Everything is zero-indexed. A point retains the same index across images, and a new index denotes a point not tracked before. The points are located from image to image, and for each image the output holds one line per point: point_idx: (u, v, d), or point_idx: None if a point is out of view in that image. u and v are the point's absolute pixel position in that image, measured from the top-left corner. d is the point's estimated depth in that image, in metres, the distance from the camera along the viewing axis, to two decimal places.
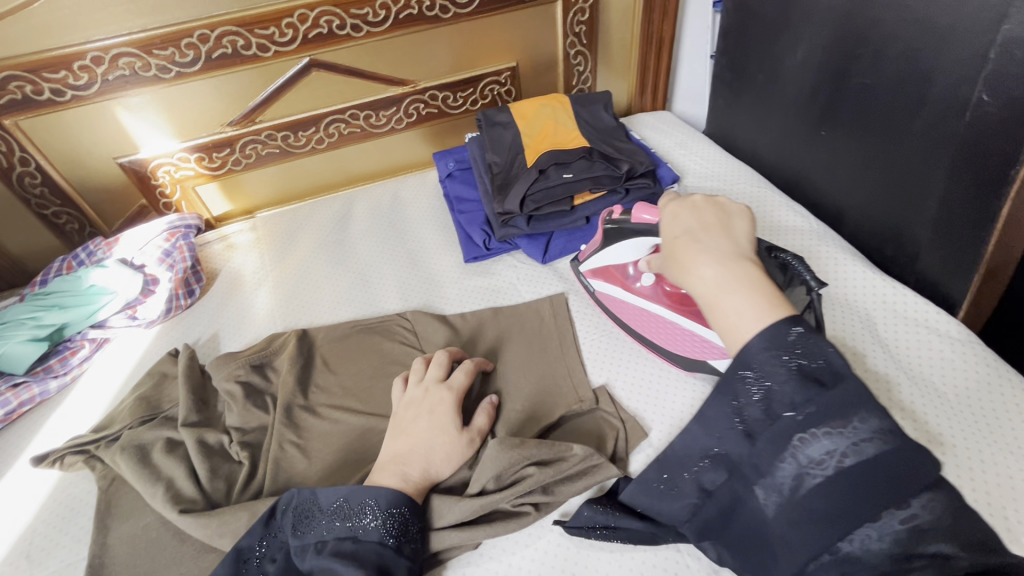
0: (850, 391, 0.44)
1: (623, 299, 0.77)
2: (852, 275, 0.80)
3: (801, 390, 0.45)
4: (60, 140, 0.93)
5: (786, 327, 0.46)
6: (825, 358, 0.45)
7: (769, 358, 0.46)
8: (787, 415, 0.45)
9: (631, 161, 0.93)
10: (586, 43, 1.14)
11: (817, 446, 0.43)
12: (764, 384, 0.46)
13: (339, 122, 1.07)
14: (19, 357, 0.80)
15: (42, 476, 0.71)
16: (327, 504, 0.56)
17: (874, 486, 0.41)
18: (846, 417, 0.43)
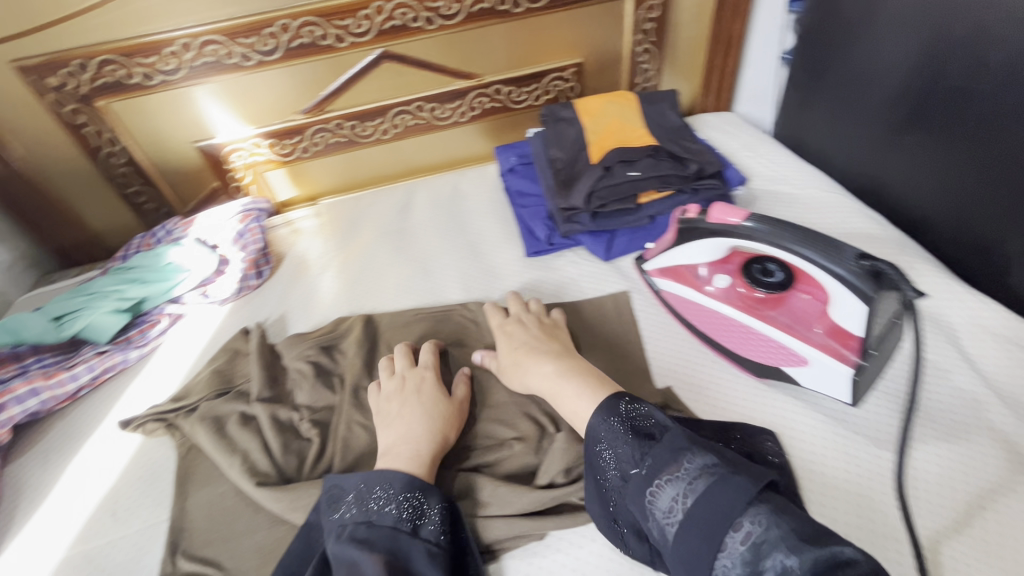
0: (671, 439, 0.52)
1: (691, 300, 0.75)
2: (937, 288, 0.76)
3: (635, 448, 0.53)
4: (145, 123, 0.97)
5: (617, 401, 0.58)
6: (652, 417, 0.55)
7: (609, 427, 0.56)
8: (635, 472, 0.51)
9: (700, 161, 0.92)
10: (654, 41, 1.13)
11: (666, 494, 0.48)
12: (612, 449, 0.54)
13: (405, 113, 1.08)
14: (104, 327, 0.84)
15: (126, 440, 0.75)
16: (347, 491, 0.57)
17: (713, 520, 0.45)
18: (673, 460, 0.50)
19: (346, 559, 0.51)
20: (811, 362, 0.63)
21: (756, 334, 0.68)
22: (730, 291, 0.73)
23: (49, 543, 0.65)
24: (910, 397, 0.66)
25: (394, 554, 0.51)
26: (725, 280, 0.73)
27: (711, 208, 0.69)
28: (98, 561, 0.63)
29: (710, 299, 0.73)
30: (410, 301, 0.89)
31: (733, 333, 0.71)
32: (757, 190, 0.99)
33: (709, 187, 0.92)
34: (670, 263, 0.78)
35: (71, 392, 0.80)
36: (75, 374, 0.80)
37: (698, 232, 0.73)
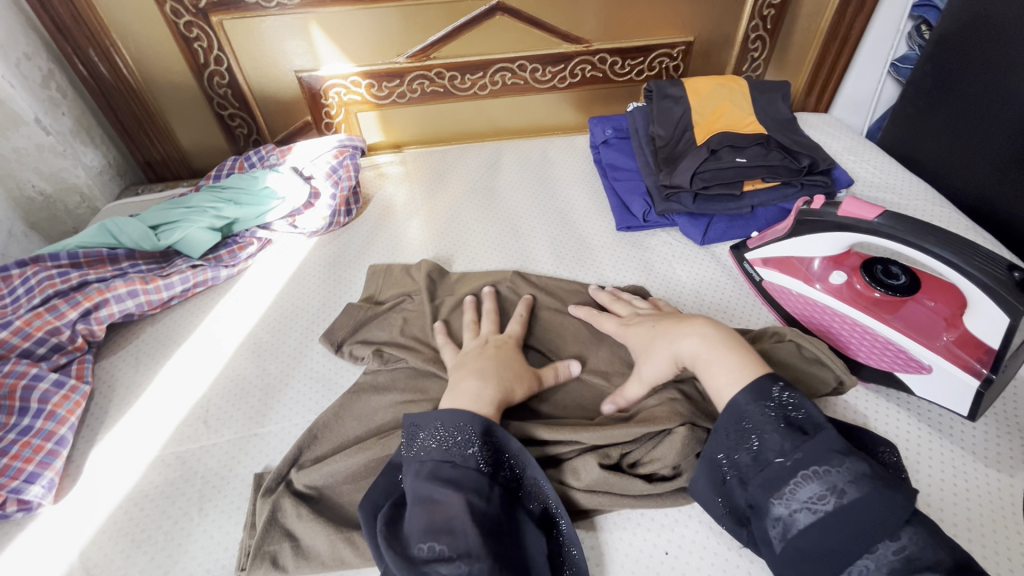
0: (827, 439, 0.49)
1: (799, 292, 0.74)
2: None
3: (789, 439, 0.50)
4: (254, 46, 0.96)
5: (770, 384, 0.54)
6: (805, 411, 0.52)
7: (757, 409, 0.52)
8: (777, 461, 0.49)
9: (813, 156, 0.89)
10: (769, 29, 1.09)
11: (811, 488, 0.47)
12: (757, 435, 0.51)
13: (506, 71, 1.07)
14: (198, 242, 0.85)
15: (217, 354, 0.76)
16: (423, 431, 0.55)
17: (859, 534, 0.45)
18: (833, 460, 0.48)
19: (424, 498, 0.50)
20: (935, 369, 0.61)
21: (871, 333, 0.67)
22: (844, 288, 0.70)
23: (144, 439, 0.67)
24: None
25: (473, 498, 0.50)
26: (841, 276, 0.71)
27: (845, 201, 0.66)
28: (190, 463, 0.64)
29: (823, 294, 0.71)
30: (498, 261, 0.88)
31: (848, 330, 0.69)
32: (860, 194, 0.96)
33: (816, 184, 0.90)
34: (778, 254, 0.76)
35: (164, 300, 0.80)
36: (171, 282, 0.80)
37: (823, 225, 0.69)
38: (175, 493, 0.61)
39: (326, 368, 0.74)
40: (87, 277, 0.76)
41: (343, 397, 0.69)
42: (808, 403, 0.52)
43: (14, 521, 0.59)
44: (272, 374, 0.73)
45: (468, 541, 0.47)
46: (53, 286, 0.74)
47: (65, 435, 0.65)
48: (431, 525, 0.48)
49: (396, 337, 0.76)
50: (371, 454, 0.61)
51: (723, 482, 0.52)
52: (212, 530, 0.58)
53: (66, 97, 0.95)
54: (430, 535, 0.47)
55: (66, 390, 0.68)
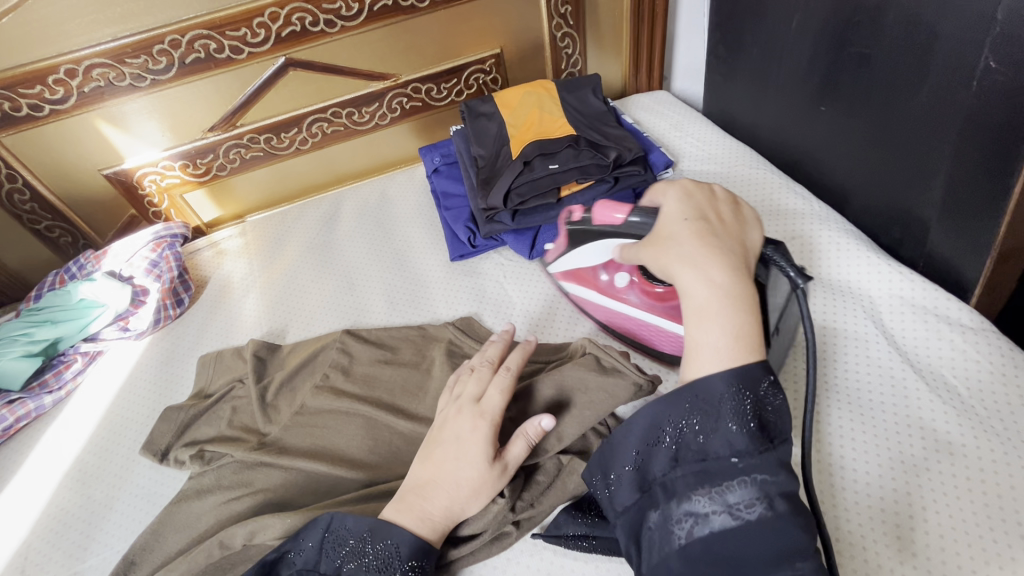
0: (787, 452, 0.44)
1: (598, 300, 0.74)
2: (855, 260, 0.77)
3: (752, 441, 0.44)
4: (44, 155, 0.93)
5: (761, 375, 0.46)
6: (780, 418, 0.45)
7: (733, 397, 0.46)
8: (728, 459, 0.44)
9: (618, 148, 0.88)
10: (574, 24, 1.09)
11: (743, 493, 0.43)
12: (716, 422, 0.46)
13: (321, 121, 1.04)
14: (15, 374, 0.81)
15: (39, 492, 0.73)
16: (350, 547, 0.51)
17: (766, 549, 0.41)
18: (778, 471, 0.43)
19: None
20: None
21: (659, 329, 0.68)
22: (630, 288, 0.70)
23: None
24: (831, 382, 0.66)
25: None
26: (624, 277, 0.71)
27: (597, 207, 0.66)
28: None
29: (613, 299, 0.72)
30: (332, 320, 0.87)
31: (643, 329, 0.70)
32: (685, 171, 0.97)
33: (631, 174, 0.89)
34: (570, 267, 0.76)
35: None
36: None
37: (589, 233, 0.71)
38: None
39: (153, 483, 0.71)
40: None
41: (164, 511, 0.67)
42: (785, 410, 0.46)
43: None
44: (96, 501, 0.70)
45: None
46: None
47: None
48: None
49: (223, 431, 0.73)
50: (182, 572, 0.59)
51: (649, 454, 0.48)
52: None
53: None
54: None
55: None
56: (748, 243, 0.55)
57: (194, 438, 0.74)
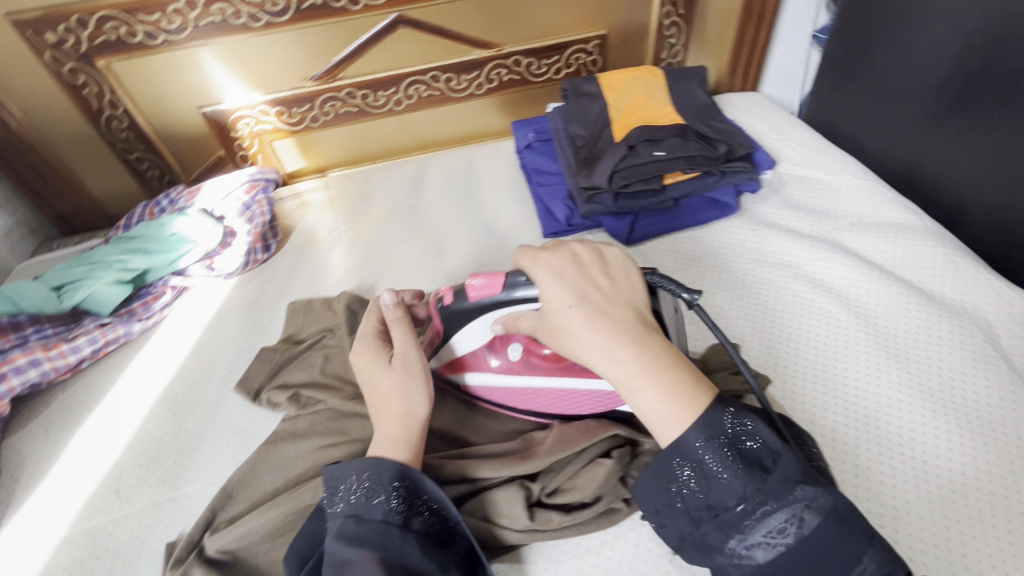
0: (784, 470, 0.45)
1: (499, 382, 0.67)
2: (954, 270, 0.77)
3: (747, 479, 0.45)
4: (149, 84, 0.93)
5: (721, 411, 0.48)
6: (762, 440, 0.47)
7: (711, 446, 0.46)
8: (735, 504, 0.45)
9: (729, 142, 0.88)
10: (683, 14, 1.07)
11: (770, 525, 0.44)
12: (712, 471, 0.46)
13: (419, 84, 1.04)
14: (106, 298, 0.81)
15: (129, 416, 0.73)
16: (346, 485, 0.55)
17: (816, 564, 0.43)
18: (792, 493, 0.44)
19: (335, 560, 0.49)
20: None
21: (574, 392, 0.64)
22: (528, 358, 0.65)
23: (51, 518, 0.64)
24: (928, 382, 0.67)
25: (385, 551, 0.50)
26: (516, 348, 0.66)
27: (470, 284, 0.59)
28: (101, 539, 0.61)
29: (514, 375, 0.65)
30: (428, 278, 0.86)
31: (553, 398, 0.65)
32: (785, 174, 0.96)
33: (737, 170, 0.89)
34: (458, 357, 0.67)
35: (72, 364, 0.77)
36: (77, 345, 0.77)
37: (467, 313, 0.61)
38: (84, 573, 0.59)
39: (245, 421, 0.71)
40: None
41: (259, 449, 0.67)
42: (759, 428, 0.47)
43: None
44: (188, 432, 0.70)
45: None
46: None
47: None
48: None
49: (316, 378, 0.73)
50: (286, 509, 0.59)
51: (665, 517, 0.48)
52: None
53: None
54: None
55: None
56: (632, 291, 0.54)
57: (285, 381, 0.73)
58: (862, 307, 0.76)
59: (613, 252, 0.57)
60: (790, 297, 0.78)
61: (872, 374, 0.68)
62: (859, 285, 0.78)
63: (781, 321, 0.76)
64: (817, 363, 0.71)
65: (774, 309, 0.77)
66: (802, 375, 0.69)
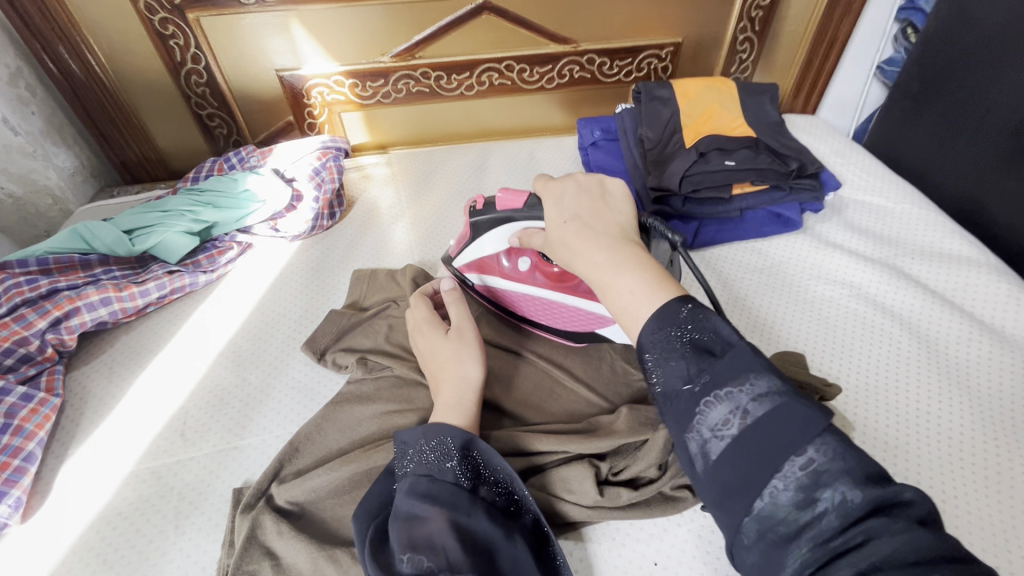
0: (735, 357, 0.40)
1: (505, 287, 0.74)
2: (999, 293, 0.79)
3: (693, 362, 0.41)
4: (233, 44, 0.94)
5: (677, 304, 0.43)
6: (714, 331, 0.41)
7: (663, 337, 0.42)
8: (684, 388, 0.40)
9: (801, 159, 0.89)
10: (757, 30, 1.09)
11: (720, 410, 0.38)
12: (663, 364, 0.42)
13: (492, 71, 1.05)
14: (175, 247, 0.82)
15: (194, 364, 0.74)
16: (411, 448, 0.54)
17: (767, 454, 0.36)
18: (740, 378, 0.39)
19: (405, 516, 0.48)
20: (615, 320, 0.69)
21: (561, 307, 0.71)
22: (534, 273, 0.72)
23: (116, 453, 0.64)
24: (970, 391, 0.69)
25: (456, 512, 0.48)
26: (525, 261, 0.72)
27: (499, 197, 0.66)
28: (166, 479, 0.62)
29: (518, 283, 0.72)
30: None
31: (546, 310, 0.72)
32: (847, 198, 0.97)
33: (805, 188, 0.90)
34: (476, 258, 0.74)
35: (139, 307, 0.77)
36: (146, 290, 0.77)
37: (491, 222, 0.69)
38: (150, 510, 0.59)
39: (309, 379, 0.72)
40: (57, 283, 0.73)
41: (325, 407, 0.67)
42: (717, 321, 0.42)
43: None
44: (252, 384, 0.71)
45: (453, 553, 0.45)
46: (21, 294, 0.71)
47: (32, 451, 0.62)
48: (417, 539, 0.46)
49: (381, 344, 0.73)
50: (355, 466, 0.59)
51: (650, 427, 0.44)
52: (189, 549, 0.57)
53: (36, 96, 0.92)
54: (411, 549, 0.45)
55: (35, 403, 0.65)
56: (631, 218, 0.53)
57: (350, 345, 0.74)
58: (925, 331, 0.76)
59: (616, 182, 0.55)
60: (852, 315, 0.79)
61: (937, 395, 0.69)
62: (925, 312, 0.79)
63: (842, 336, 0.77)
64: (882, 379, 0.71)
65: (836, 324, 0.78)
66: (866, 390, 0.70)
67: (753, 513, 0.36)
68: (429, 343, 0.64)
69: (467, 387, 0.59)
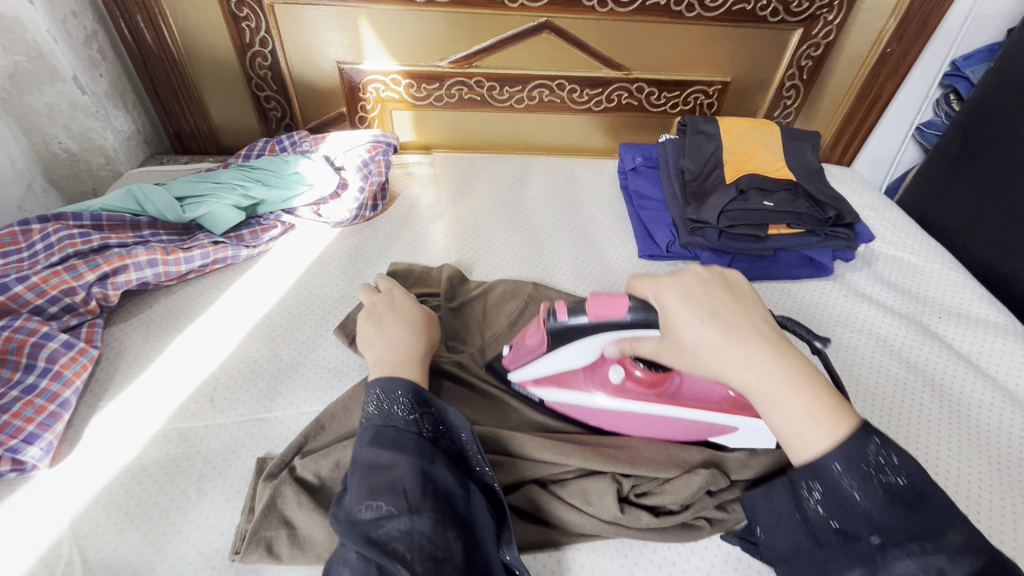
0: (944, 515, 0.42)
1: (590, 403, 0.65)
2: (1020, 359, 0.80)
3: (883, 506, 0.43)
4: (301, 32, 0.98)
5: (864, 440, 0.45)
6: (908, 476, 0.44)
7: (848, 474, 0.45)
8: (869, 535, 0.43)
9: (840, 208, 0.89)
10: (805, 79, 1.12)
11: (911, 561, 0.41)
12: (851, 494, 0.45)
13: (544, 88, 1.08)
14: (222, 219, 0.84)
15: (227, 334, 0.75)
16: (366, 402, 0.54)
17: None
18: (941, 537, 0.41)
19: (368, 464, 0.48)
20: (741, 427, 0.61)
21: (668, 419, 0.63)
22: (625, 384, 0.63)
23: (143, 412, 0.65)
24: (983, 449, 0.70)
25: (419, 460, 0.49)
26: (617, 372, 0.62)
27: (594, 303, 0.56)
28: (192, 442, 0.63)
29: (609, 399, 0.63)
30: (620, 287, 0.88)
31: (648, 424, 0.64)
32: (877, 251, 0.98)
33: (839, 237, 0.90)
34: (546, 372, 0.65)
35: (181, 273, 0.79)
36: (191, 257, 0.79)
37: (575, 334, 0.59)
38: (174, 470, 0.60)
39: (339, 361, 0.73)
40: (109, 240, 0.75)
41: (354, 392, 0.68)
42: (913, 466, 0.44)
43: (5, 482, 0.58)
44: (284, 360, 0.72)
45: (413, 498, 0.46)
46: (74, 245, 0.72)
47: (68, 399, 0.63)
48: (381, 485, 0.46)
49: None
50: None
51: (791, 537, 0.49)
52: (210, 512, 0.57)
53: (105, 59, 0.96)
54: (375, 495, 0.45)
55: (75, 352, 0.66)
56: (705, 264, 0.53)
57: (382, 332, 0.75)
58: (946, 387, 0.77)
59: (735, 275, 0.55)
60: (876, 365, 0.80)
61: (957, 453, 0.69)
62: (944, 367, 0.80)
63: (865, 385, 0.77)
64: (903, 431, 0.72)
65: (859, 372, 0.79)
66: (886, 440, 0.70)
67: None
68: (395, 301, 0.70)
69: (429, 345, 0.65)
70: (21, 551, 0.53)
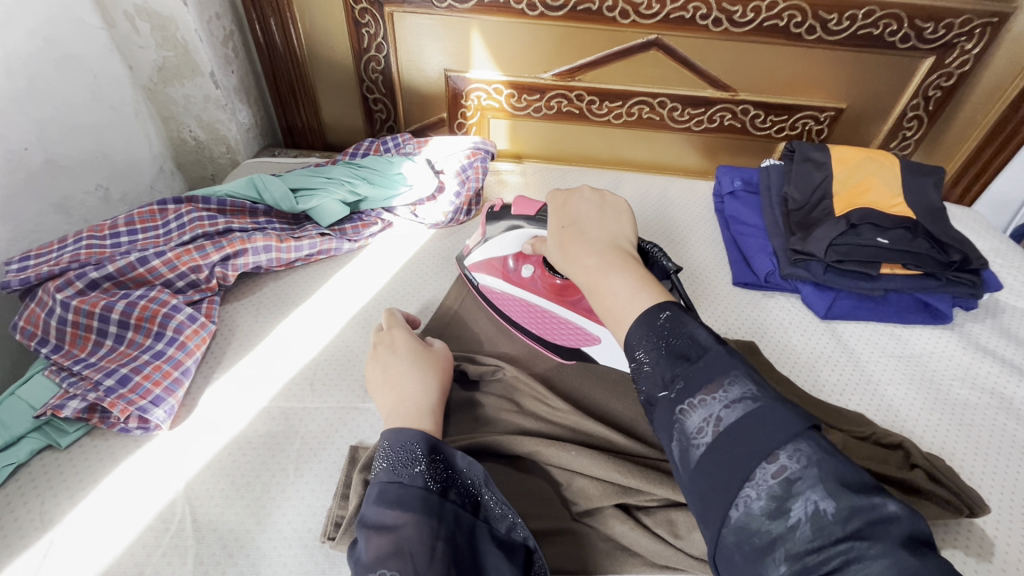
0: (710, 366, 0.41)
1: (505, 288, 0.78)
2: None
3: (666, 360, 0.43)
4: (414, 41, 1.02)
5: (655, 311, 0.46)
6: (689, 335, 0.44)
7: (648, 339, 0.45)
8: (661, 395, 0.43)
9: (966, 251, 0.82)
10: (931, 110, 1.04)
11: (701, 411, 0.40)
12: (645, 363, 0.44)
13: (644, 105, 1.07)
14: (329, 212, 0.89)
15: (330, 322, 0.79)
16: (375, 455, 0.53)
17: (748, 454, 0.37)
18: (720, 382, 0.40)
19: (375, 524, 0.46)
20: (602, 339, 0.71)
21: (555, 317, 0.75)
22: (534, 280, 0.78)
23: (251, 389, 0.69)
24: None
25: (425, 519, 0.47)
26: (529, 269, 0.78)
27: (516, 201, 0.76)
28: (292, 422, 0.66)
29: (517, 287, 0.78)
30: (730, 325, 0.84)
31: (538, 318, 0.76)
32: (1006, 302, 0.89)
33: (964, 283, 0.83)
34: (484, 256, 0.80)
35: (290, 259, 0.84)
36: (300, 245, 0.84)
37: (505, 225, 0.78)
38: (275, 448, 0.64)
39: None
40: (231, 225, 0.81)
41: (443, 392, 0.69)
42: (693, 328, 0.44)
43: (133, 437, 0.64)
44: None
45: (420, 563, 0.44)
46: (202, 227, 0.79)
47: (189, 366, 0.68)
48: (390, 549, 0.44)
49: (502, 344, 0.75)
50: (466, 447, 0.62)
51: None
52: (304, 492, 0.60)
53: (238, 57, 1.04)
54: (381, 561, 0.43)
55: (197, 325, 0.71)
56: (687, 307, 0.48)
57: (464, 346, 0.77)
58: None
59: (617, 200, 0.62)
60: (1002, 427, 0.72)
61: None
62: None
63: (987, 447, 0.70)
64: None
65: (981, 432, 0.72)
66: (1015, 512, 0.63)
67: (731, 523, 0.36)
68: (397, 343, 0.67)
69: (438, 392, 0.62)
70: (143, 505, 0.58)
